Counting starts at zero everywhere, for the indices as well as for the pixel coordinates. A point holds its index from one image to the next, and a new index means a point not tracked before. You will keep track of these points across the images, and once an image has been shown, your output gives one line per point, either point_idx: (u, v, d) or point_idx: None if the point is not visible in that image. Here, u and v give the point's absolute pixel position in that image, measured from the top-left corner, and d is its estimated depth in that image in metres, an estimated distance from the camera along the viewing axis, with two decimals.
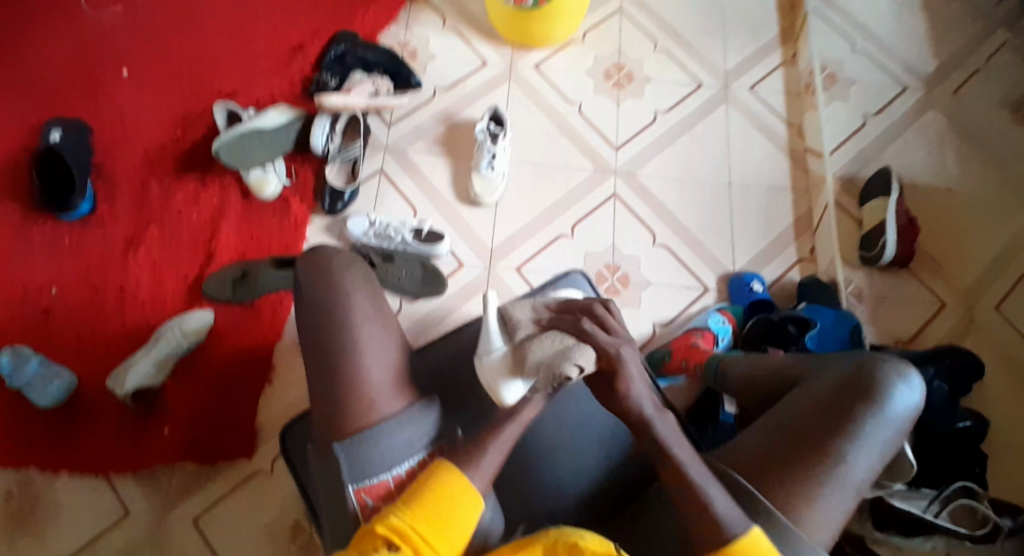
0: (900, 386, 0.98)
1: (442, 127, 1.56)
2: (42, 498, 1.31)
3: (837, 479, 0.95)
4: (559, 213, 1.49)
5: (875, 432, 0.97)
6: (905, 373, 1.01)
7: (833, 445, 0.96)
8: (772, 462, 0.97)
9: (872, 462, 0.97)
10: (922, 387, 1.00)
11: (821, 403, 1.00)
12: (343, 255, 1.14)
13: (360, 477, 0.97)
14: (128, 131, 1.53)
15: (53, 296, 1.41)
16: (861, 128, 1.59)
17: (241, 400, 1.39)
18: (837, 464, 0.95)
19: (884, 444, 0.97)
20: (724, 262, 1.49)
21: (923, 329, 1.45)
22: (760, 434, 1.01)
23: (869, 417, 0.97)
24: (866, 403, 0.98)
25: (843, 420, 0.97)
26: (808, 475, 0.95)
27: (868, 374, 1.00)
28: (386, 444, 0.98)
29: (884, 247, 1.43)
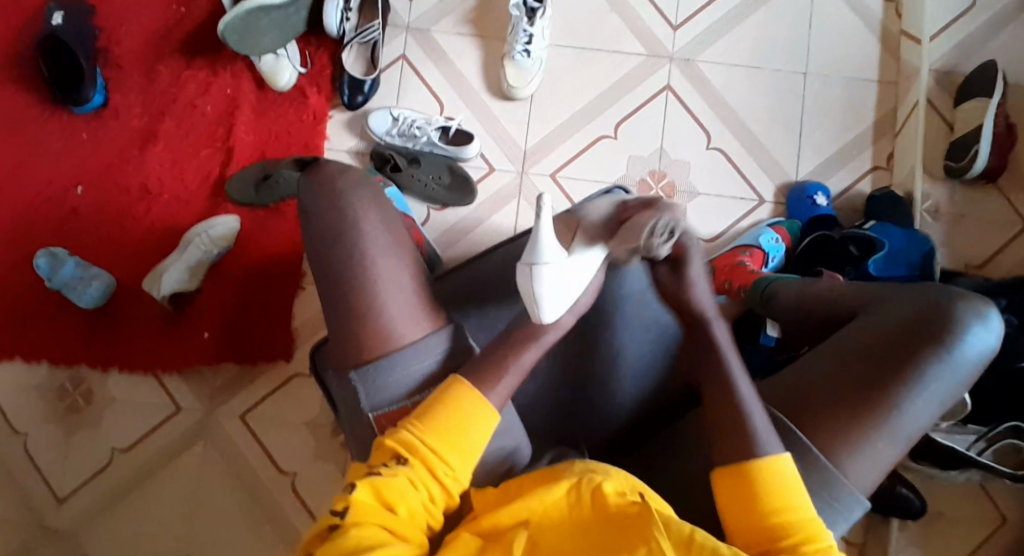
0: (975, 329, 0.88)
1: (472, 1, 1.37)
2: (95, 394, 1.39)
3: (890, 428, 0.87)
4: (605, 107, 1.33)
5: (937, 378, 0.88)
6: (982, 314, 0.91)
7: (889, 388, 0.87)
8: (820, 402, 0.89)
9: (931, 409, 0.88)
10: (999, 330, 0.91)
11: (881, 340, 0.91)
12: (352, 179, 1.03)
13: (377, 406, 0.93)
14: (131, 7, 1.40)
15: (78, 196, 1.37)
16: (969, 9, 1.32)
17: (273, 301, 1.39)
18: (891, 411, 0.87)
19: (946, 392, 0.88)
20: (786, 169, 1.32)
21: (1001, 251, 1.29)
22: (814, 367, 0.92)
23: (936, 360, 0.88)
24: (932, 345, 0.88)
25: (903, 362, 0.88)
26: (856, 420, 0.87)
27: (941, 313, 0.90)
28: (402, 374, 0.93)
29: (975, 158, 1.23)
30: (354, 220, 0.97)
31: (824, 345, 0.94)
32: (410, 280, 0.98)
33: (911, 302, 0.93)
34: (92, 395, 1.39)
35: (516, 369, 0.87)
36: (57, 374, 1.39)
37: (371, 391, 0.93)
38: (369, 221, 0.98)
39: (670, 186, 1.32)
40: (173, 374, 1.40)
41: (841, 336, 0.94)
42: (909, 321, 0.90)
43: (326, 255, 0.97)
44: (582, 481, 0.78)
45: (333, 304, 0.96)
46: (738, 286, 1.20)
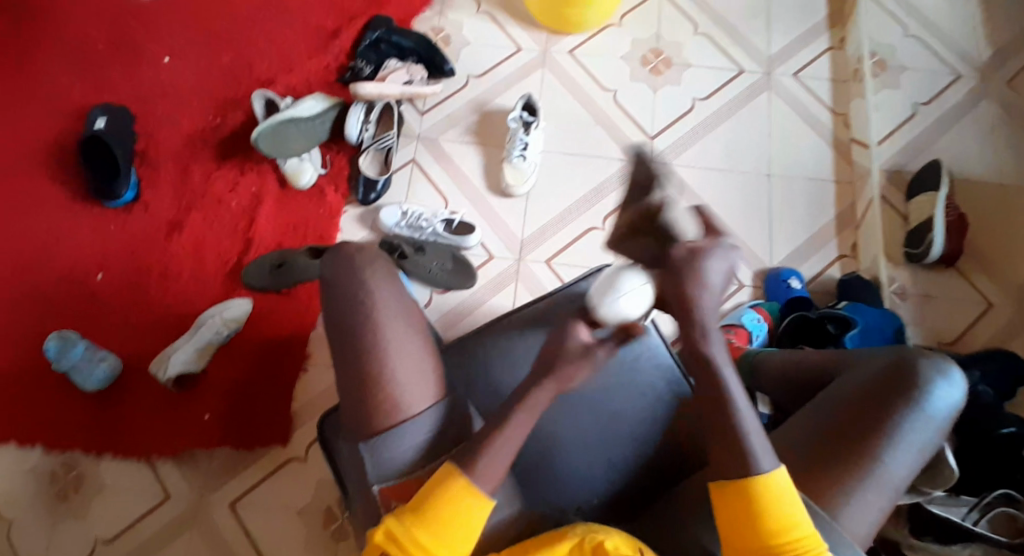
0: (940, 385, 0.94)
1: (476, 115, 1.55)
2: (87, 478, 1.37)
3: (873, 478, 0.91)
4: (593, 204, 1.47)
5: (914, 430, 0.93)
6: (946, 370, 0.97)
7: (872, 443, 0.92)
8: (807, 460, 0.94)
9: (911, 460, 0.93)
10: (964, 384, 0.97)
11: (859, 399, 0.96)
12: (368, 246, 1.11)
13: (383, 476, 0.95)
14: (170, 117, 1.56)
15: (100, 281, 1.46)
16: (911, 118, 1.51)
17: (278, 384, 1.43)
18: (875, 463, 0.92)
19: (924, 442, 0.94)
20: (761, 258, 1.45)
21: (968, 330, 1.38)
22: (797, 431, 0.97)
23: (908, 414, 0.93)
24: (905, 399, 0.94)
25: (881, 418, 0.94)
26: (845, 473, 0.92)
27: (908, 370, 0.96)
28: (405, 442, 0.95)
29: (931, 244, 1.36)
30: (366, 279, 1.04)
31: (806, 409, 1.00)
32: (416, 318, 1.04)
33: (879, 364, 0.99)
34: (84, 479, 1.37)
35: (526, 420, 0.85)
36: (51, 460, 1.38)
37: (376, 461, 0.95)
38: (381, 284, 1.05)
39: None
40: (168, 459, 1.39)
41: (822, 400, 1.00)
42: (882, 381, 0.96)
43: (338, 309, 1.03)
44: (584, 541, 0.81)
45: (348, 333, 1.00)
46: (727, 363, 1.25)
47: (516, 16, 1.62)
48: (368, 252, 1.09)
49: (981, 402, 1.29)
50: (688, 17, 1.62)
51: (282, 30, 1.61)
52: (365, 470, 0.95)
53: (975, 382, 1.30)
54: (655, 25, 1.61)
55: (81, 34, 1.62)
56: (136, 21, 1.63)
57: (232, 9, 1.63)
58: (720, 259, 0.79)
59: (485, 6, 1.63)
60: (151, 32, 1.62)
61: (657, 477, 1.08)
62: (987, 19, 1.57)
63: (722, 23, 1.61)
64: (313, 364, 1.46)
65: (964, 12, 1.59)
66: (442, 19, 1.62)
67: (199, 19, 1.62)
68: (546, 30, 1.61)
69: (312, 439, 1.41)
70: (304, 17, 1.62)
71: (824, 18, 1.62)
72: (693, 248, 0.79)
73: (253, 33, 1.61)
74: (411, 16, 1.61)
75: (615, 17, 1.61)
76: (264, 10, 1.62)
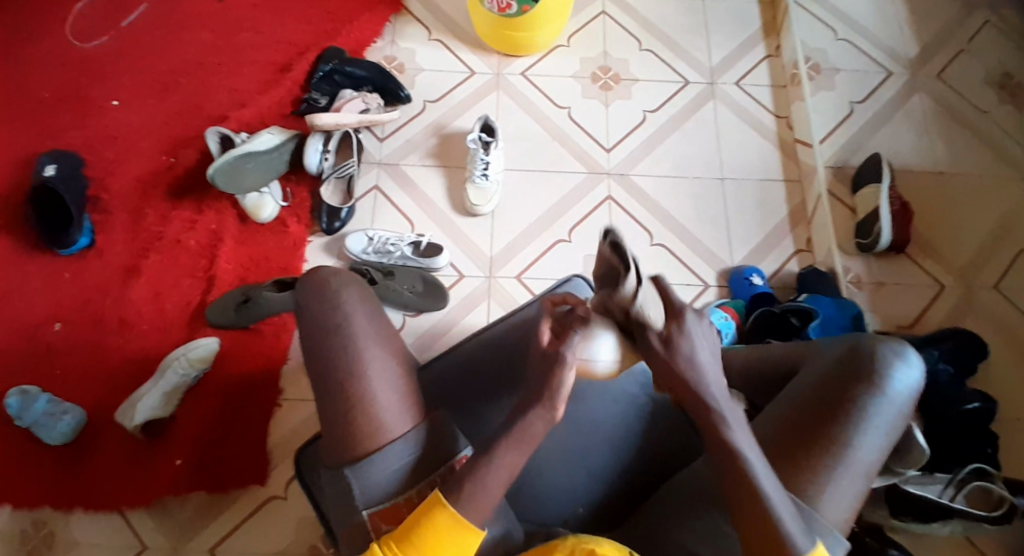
0: (898, 369, 0.96)
1: (435, 139, 1.56)
2: (59, 535, 1.31)
3: (847, 463, 0.94)
4: (556, 218, 1.50)
5: (878, 414, 0.96)
6: (902, 352, 0.99)
7: (839, 431, 0.95)
8: (781, 451, 0.96)
9: (879, 443, 0.96)
10: (920, 365, 0.99)
11: (821, 389, 0.99)
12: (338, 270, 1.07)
13: (374, 503, 0.92)
14: (121, 160, 1.53)
15: (57, 331, 1.41)
16: (849, 116, 1.59)
17: (251, 422, 1.38)
18: (843, 450, 0.94)
19: (889, 425, 0.96)
20: (723, 258, 1.49)
21: (923, 313, 1.44)
22: (769, 425, 0.99)
23: (871, 400, 0.96)
24: (866, 385, 0.97)
25: (844, 405, 0.96)
26: (816, 463, 0.94)
27: (866, 356, 0.98)
28: (394, 470, 0.93)
29: (880, 234, 1.42)
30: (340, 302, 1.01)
31: (775, 401, 1.02)
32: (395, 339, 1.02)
33: (840, 352, 1.01)
34: (54, 538, 1.30)
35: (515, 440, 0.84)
36: (14, 521, 1.31)
37: (366, 488, 0.92)
38: (357, 306, 1.01)
39: None
40: (140, 510, 1.33)
41: (786, 393, 1.02)
42: (844, 369, 0.98)
43: (315, 335, 0.99)
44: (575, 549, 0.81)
45: (331, 345, 0.98)
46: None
47: (466, 41, 1.66)
48: (338, 277, 1.04)
49: (940, 381, 1.31)
50: (630, 34, 1.68)
51: (233, 67, 1.60)
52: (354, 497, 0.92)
53: (935, 360, 1.33)
54: (601, 43, 1.67)
55: (23, 82, 1.58)
56: (81, 66, 1.60)
57: (180, 50, 1.62)
58: (700, 337, 0.83)
59: (436, 34, 1.66)
60: (97, 76, 1.60)
61: (647, 478, 1.09)
62: (909, 20, 1.68)
63: (663, 38, 1.68)
64: (287, 400, 1.42)
65: (886, 16, 1.69)
66: (394, 48, 1.64)
67: (146, 61, 1.61)
68: (496, 53, 1.65)
69: (291, 477, 1.37)
70: (255, 53, 1.62)
71: (759, 29, 1.70)
72: (670, 335, 0.82)
73: (204, 72, 1.60)
74: (362, 47, 1.63)
75: (562, 38, 1.67)
76: (214, 49, 1.62)
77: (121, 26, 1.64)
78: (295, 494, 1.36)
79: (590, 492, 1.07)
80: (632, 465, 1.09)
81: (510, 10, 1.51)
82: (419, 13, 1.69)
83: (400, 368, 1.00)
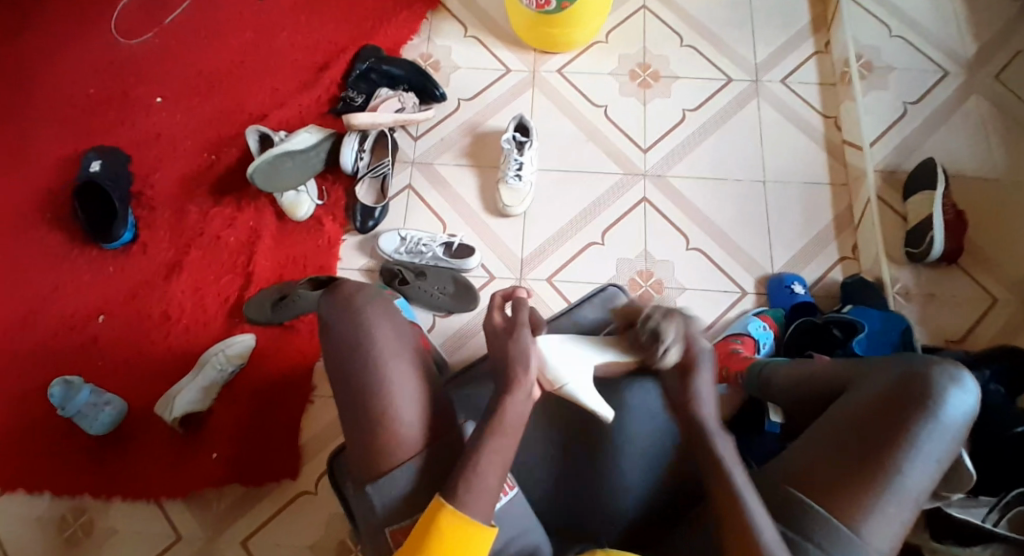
0: (951, 393, 0.94)
1: (468, 138, 1.55)
2: (98, 524, 1.36)
3: (895, 490, 0.92)
4: (591, 220, 1.48)
5: (931, 443, 0.94)
6: (957, 377, 0.97)
7: (889, 457, 0.93)
8: (826, 477, 0.95)
9: (930, 470, 0.94)
10: (977, 390, 0.97)
11: (870, 413, 0.97)
12: (365, 285, 1.13)
13: (393, 519, 0.99)
14: (164, 157, 1.56)
15: (101, 324, 1.45)
16: (902, 118, 1.52)
17: (284, 418, 1.41)
18: (894, 477, 0.92)
19: (942, 454, 0.94)
20: (762, 264, 1.45)
21: (975, 327, 1.37)
22: (814, 447, 0.98)
23: (924, 426, 0.94)
24: (920, 411, 0.94)
25: (895, 431, 0.94)
26: (864, 489, 0.92)
27: (920, 381, 0.97)
28: (404, 484, 0.99)
29: (932, 242, 1.35)
30: (367, 319, 1.07)
31: (821, 424, 1.00)
32: (411, 355, 1.07)
33: (891, 374, 0.99)
34: (96, 524, 1.36)
35: (509, 432, 0.95)
36: (60, 505, 1.37)
37: (385, 503, 0.99)
38: (380, 321, 1.08)
39: (658, 284, 1.44)
40: (178, 500, 1.37)
41: (832, 414, 1.00)
42: (895, 393, 0.97)
43: (342, 355, 1.05)
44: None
45: (356, 363, 1.04)
46: (734, 373, 1.27)
47: (503, 38, 1.64)
48: (367, 292, 1.11)
49: (992, 402, 1.25)
50: (672, 30, 1.63)
51: (273, 65, 1.62)
52: (370, 497, 0.99)
53: (985, 380, 1.27)
54: (641, 40, 1.62)
55: (72, 79, 1.63)
56: (127, 64, 1.64)
57: (221, 48, 1.64)
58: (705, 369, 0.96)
59: (472, 31, 1.65)
60: (142, 74, 1.63)
61: (676, 504, 1.07)
62: (970, 14, 1.58)
63: (706, 34, 1.62)
64: (319, 397, 1.44)
65: (945, 10, 1.60)
66: (430, 46, 1.63)
67: (189, 59, 1.64)
68: (533, 50, 1.62)
69: (321, 472, 1.39)
70: (294, 51, 1.63)
71: (807, 25, 1.63)
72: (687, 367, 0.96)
73: (244, 70, 1.62)
74: (399, 45, 1.63)
75: (601, 34, 1.63)
76: (254, 47, 1.64)
77: (165, 24, 1.67)
78: (326, 490, 1.39)
79: None
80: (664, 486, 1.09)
81: (547, 7, 1.48)
82: (455, 10, 1.67)
83: (417, 383, 1.05)
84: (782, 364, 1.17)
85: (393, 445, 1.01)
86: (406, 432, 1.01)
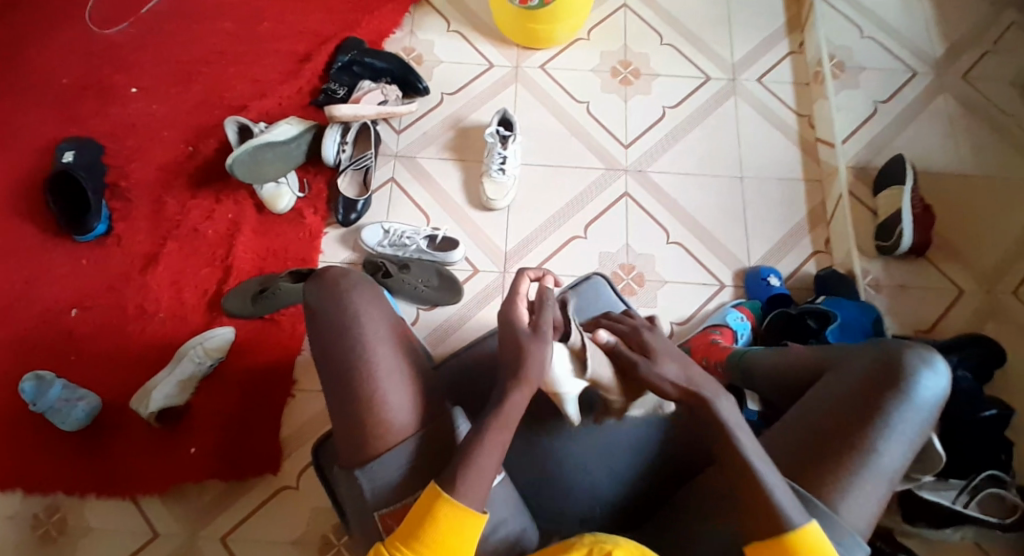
0: (924, 376, 0.98)
1: (451, 132, 1.56)
2: (71, 523, 1.32)
3: (872, 469, 0.95)
4: (573, 213, 1.49)
5: (903, 423, 0.97)
6: (929, 360, 1.01)
7: (864, 437, 0.96)
8: (808, 457, 0.97)
9: (905, 450, 0.97)
10: (948, 373, 1.01)
11: (847, 395, 1.00)
12: (352, 272, 1.12)
13: (383, 503, 0.98)
14: (139, 147, 1.53)
15: (74, 317, 1.42)
16: (872, 116, 1.57)
17: (266, 412, 1.39)
18: (869, 455, 0.96)
19: (915, 433, 0.98)
20: (740, 258, 1.48)
21: (942, 317, 1.42)
22: (795, 429, 1.01)
23: (899, 407, 0.98)
24: (893, 393, 0.98)
25: (871, 412, 0.98)
26: (844, 467, 0.96)
27: (894, 363, 1.00)
28: (396, 472, 0.98)
29: (901, 236, 1.40)
30: (356, 307, 1.06)
31: (800, 406, 1.03)
32: (403, 343, 1.07)
33: (867, 358, 1.03)
34: (69, 521, 1.32)
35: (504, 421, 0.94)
36: (32, 503, 1.33)
37: (375, 488, 0.98)
38: (371, 309, 1.07)
39: (639, 277, 1.46)
40: (156, 496, 1.34)
41: (811, 396, 1.03)
42: (871, 376, 1.00)
43: (331, 344, 1.05)
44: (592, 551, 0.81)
45: (346, 353, 1.03)
46: (715, 362, 1.27)
47: (486, 33, 1.65)
48: (355, 279, 1.11)
49: (962, 389, 1.29)
50: (652, 29, 1.66)
51: (253, 56, 1.60)
52: (362, 486, 0.98)
53: (952, 367, 1.32)
54: (622, 37, 1.65)
55: (43, 67, 1.59)
56: (100, 52, 1.60)
57: (199, 38, 1.62)
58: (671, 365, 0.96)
59: (455, 26, 1.65)
60: (115, 62, 1.60)
61: (661, 487, 1.12)
62: (938, 18, 1.65)
63: (685, 33, 1.66)
64: (300, 390, 1.43)
65: (914, 14, 1.66)
66: (413, 39, 1.63)
67: (166, 48, 1.61)
68: (515, 46, 1.63)
69: (304, 467, 1.38)
70: (275, 42, 1.61)
71: (782, 25, 1.68)
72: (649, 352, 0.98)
73: (223, 61, 1.60)
74: (382, 37, 1.62)
75: (582, 31, 1.65)
76: (233, 37, 1.62)
77: (141, 13, 1.64)
78: (308, 485, 1.37)
79: (605, 491, 1.11)
80: (651, 470, 1.11)
81: (531, 3, 1.50)
82: (438, 5, 1.67)
83: (412, 372, 1.05)
84: (761, 351, 1.20)
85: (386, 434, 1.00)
86: (397, 419, 1.00)
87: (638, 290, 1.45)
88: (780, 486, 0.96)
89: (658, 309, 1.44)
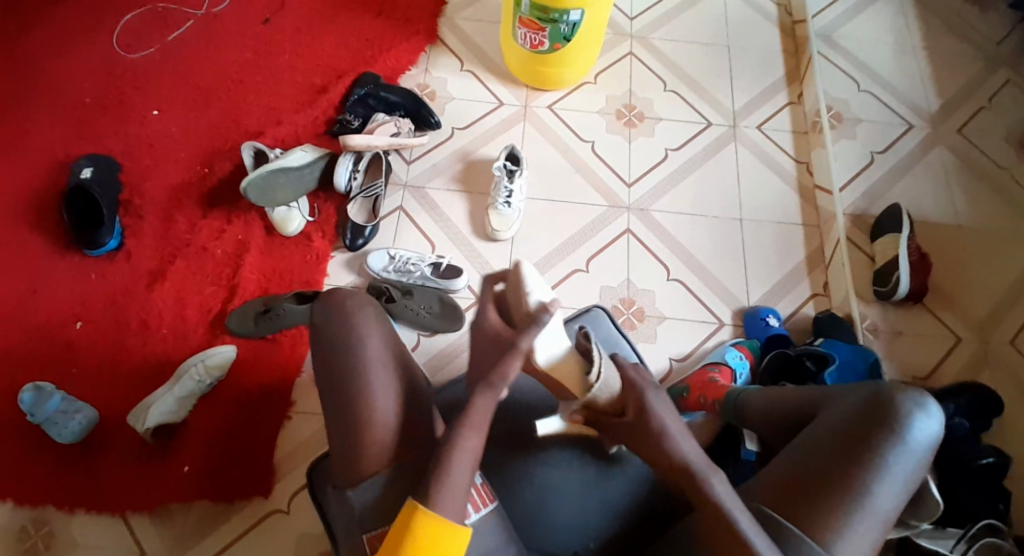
0: (915, 417, 0.97)
1: (460, 165, 1.60)
2: (56, 537, 1.31)
3: (865, 510, 0.95)
4: (576, 247, 1.52)
5: (897, 464, 0.97)
6: (922, 403, 1.01)
7: (856, 477, 0.96)
8: (800, 498, 0.97)
9: (898, 491, 0.97)
10: (942, 415, 1.01)
11: (840, 435, 1.00)
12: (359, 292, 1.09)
13: (370, 525, 0.96)
14: (156, 168, 1.57)
15: (78, 330, 1.43)
16: (869, 166, 1.62)
17: (260, 437, 1.37)
18: (862, 495, 0.95)
19: (907, 476, 0.97)
20: (739, 297, 1.50)
21: (939, 364, 1.43)
22: (788, 468, 1.00)
23: (892, 448, 0.97)
24: (886, 433, 0.98)
25: (864, 452, 0.97)
26: (836, 509, 0.95)
27: (886, 404, 1.00)
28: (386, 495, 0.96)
29: (898, 281, 1.43)
30: (351, 329, 1.04)
31: (793, 447, 1.03)
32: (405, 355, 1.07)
33: (860, 399, 1.03)
34: (55, 536, 1.31)
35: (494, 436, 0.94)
36: (20, 515, 1.32)
37: (366, 508, 0.96)
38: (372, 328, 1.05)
39: (639, 312, 1.48)
40: (144, 516, 1.32)
41: (803, 437, 1.03)
42: (864, 417, 1.00)
43: (328, 363, 1.02)
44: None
45: (345, 365, 1.01)
46: (712, 398, 1.26)
47: (498, 73, 1.71)
48: (359, 299, 1.08)
49: (956, 435, 1.29)
50: (656, 76, 1.72)
51: (272, 85, 1.66)
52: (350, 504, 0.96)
53: (950, 414, 1.32)
54: (627, 83, 1.71)
55: (68, 87, 1.64)
56: (124, 76, 1.66)
57: (221, 67, 1.68)
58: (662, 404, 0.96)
59: (468, 65, 1.72)
60: (138, 87, 1.65)
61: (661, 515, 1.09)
62: (933, 74, 1.72)
63: (688, 81, 1.72)
64: (297, 412, 1.42)
65: (910, 70, 1.73)
66: (427, 76, 1.70)
67: (188, 76, 1.67)
68: (525, 86, 1.70)
69: (294, 491, 1.36)
70: (294, 74, 1.67)
71: (782, 77, 1.74)
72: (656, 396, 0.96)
73: (242, 90, 1.65)
74: (397, 73, 1.69)
75: (590, 75, 1.71)
76: (254, 68, 1.68)
77: (167, 40, 1.71)
78: (298, 509, 1.35)
79: (599, 523, 1.08)
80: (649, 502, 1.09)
81: (542, 47, 1.56)
82: (453, 45, 1.74)
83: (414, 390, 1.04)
84: (757, 389, 1.18)
85: (381, 450, 0.98)
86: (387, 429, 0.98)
87: (637, 324, 1.47)
88: (772, 525, 0.96)
89: (656, 344, 1.45)
